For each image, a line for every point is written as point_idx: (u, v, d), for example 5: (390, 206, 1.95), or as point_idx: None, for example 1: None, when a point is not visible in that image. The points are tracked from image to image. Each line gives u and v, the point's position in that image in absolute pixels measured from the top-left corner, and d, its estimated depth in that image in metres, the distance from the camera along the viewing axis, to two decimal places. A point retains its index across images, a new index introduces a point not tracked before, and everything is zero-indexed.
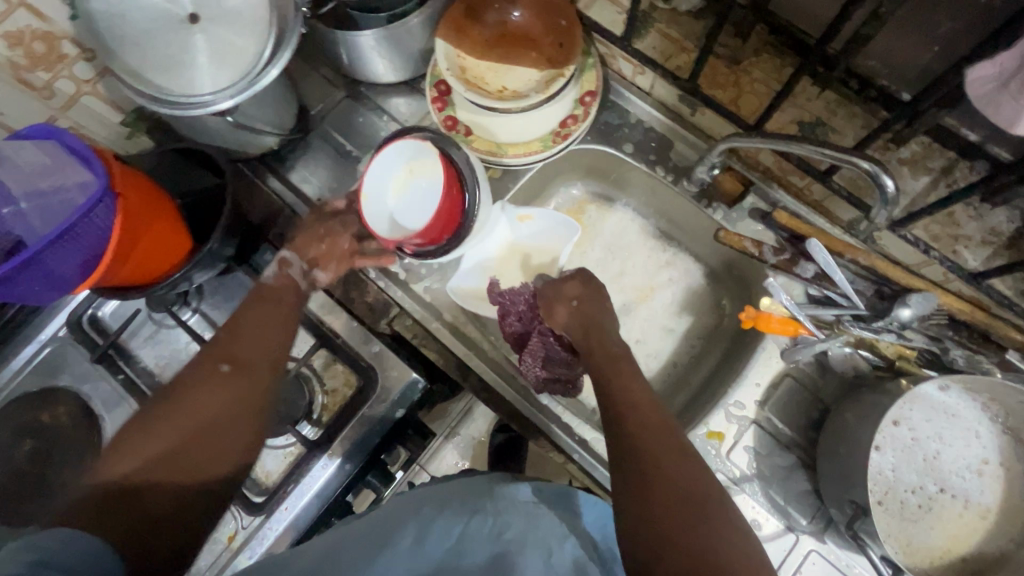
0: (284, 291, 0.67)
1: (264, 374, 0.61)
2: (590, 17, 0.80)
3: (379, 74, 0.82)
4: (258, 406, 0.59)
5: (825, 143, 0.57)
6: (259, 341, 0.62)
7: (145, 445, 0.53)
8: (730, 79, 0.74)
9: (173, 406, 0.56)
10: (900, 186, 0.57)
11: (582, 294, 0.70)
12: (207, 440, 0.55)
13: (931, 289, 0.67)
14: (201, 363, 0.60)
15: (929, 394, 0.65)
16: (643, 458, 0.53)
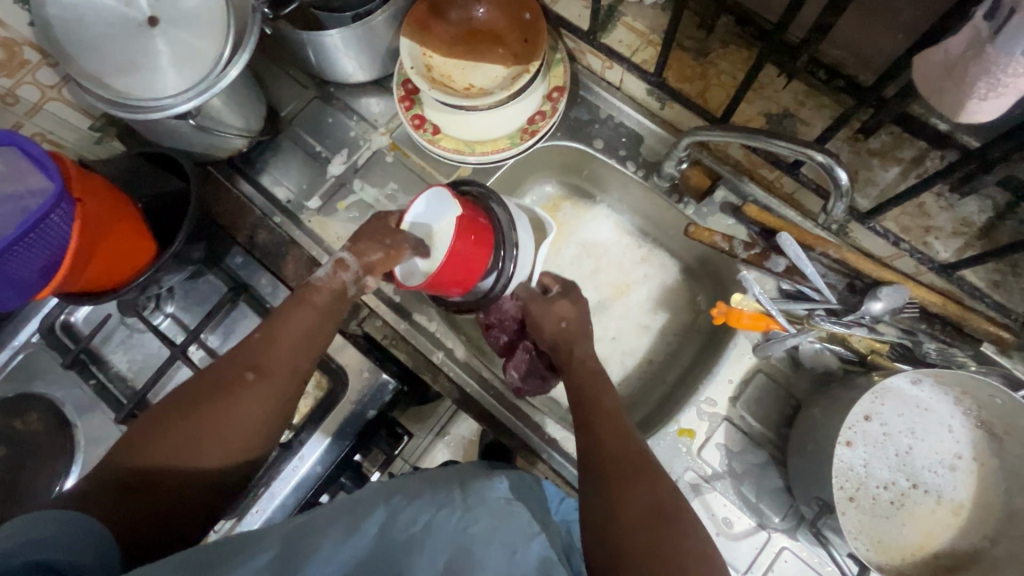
0: (331, 295, 0.63)
1: (290, 387, 0.59)
2: (557, 12, 0.79)
3: (347, 74, 0.82)
4: (276, 419, 0.59)
5: (785, 136, 0.57)
6: (292, 352, 0.59)
7: (159, 448, 0.53)
8: (697, 72, 0.74)
9: (194, 399, 0.55)
10: (851, 177, 0.57)
11: (572, 315, 0.67)
12: (217, 449, 0.54)
13: (902, 282, 0.66)
14: (222, 372, 0.57)
15: (901, 388, 0.64)
16: (610, 465, 0.54)
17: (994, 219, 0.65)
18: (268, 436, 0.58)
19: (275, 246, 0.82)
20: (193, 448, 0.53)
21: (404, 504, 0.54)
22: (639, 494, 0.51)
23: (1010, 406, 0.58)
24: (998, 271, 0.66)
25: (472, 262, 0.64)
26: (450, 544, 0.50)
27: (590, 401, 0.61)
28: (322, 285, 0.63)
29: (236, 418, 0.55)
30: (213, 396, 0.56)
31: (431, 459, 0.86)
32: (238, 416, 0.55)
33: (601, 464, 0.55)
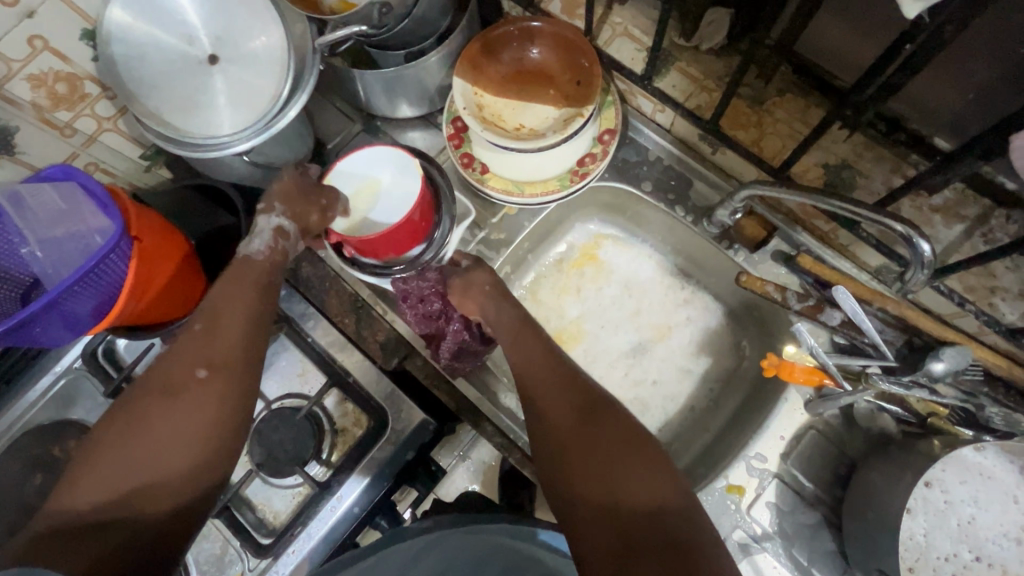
0: (268, 268, 0.66)
1: (238, 371, 0.59)
2: (609, 54, 0.78)
3: (395, 109, 0.82)
4: (239, 407, 0.58)
5: (852, 201, 0.56)
6: (233, 339, 0.60)
7: (105, 469, 0.52)
8: (752, 119, 0.73)
9: (147, 411, 0.55)
10: (934, 249, 0.55)
11: (493, 288, 0.70)
12: (180, 455, 0.54)
13: (965, 343, 0.64)
14: (162, 378, 0.57)
15: (963, 455, 0.61)
16: (536, 396, 0.61)
17: None
18: (230, 428, 0.57)
19: (318, 279, 0.82)
20: (139, 457, 0.53)
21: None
22: (559, 418, 0.59)
23: None
24: None
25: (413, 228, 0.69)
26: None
27: (513, 345, 0.66)
28: (259, 260, 0.66)
29: (181, 418, 0.55)
30: (155, 404, 0.55)
31: (452, 485, 0.77)
32: (185, 413, 0.55)
33: (533, 402, 0.61)
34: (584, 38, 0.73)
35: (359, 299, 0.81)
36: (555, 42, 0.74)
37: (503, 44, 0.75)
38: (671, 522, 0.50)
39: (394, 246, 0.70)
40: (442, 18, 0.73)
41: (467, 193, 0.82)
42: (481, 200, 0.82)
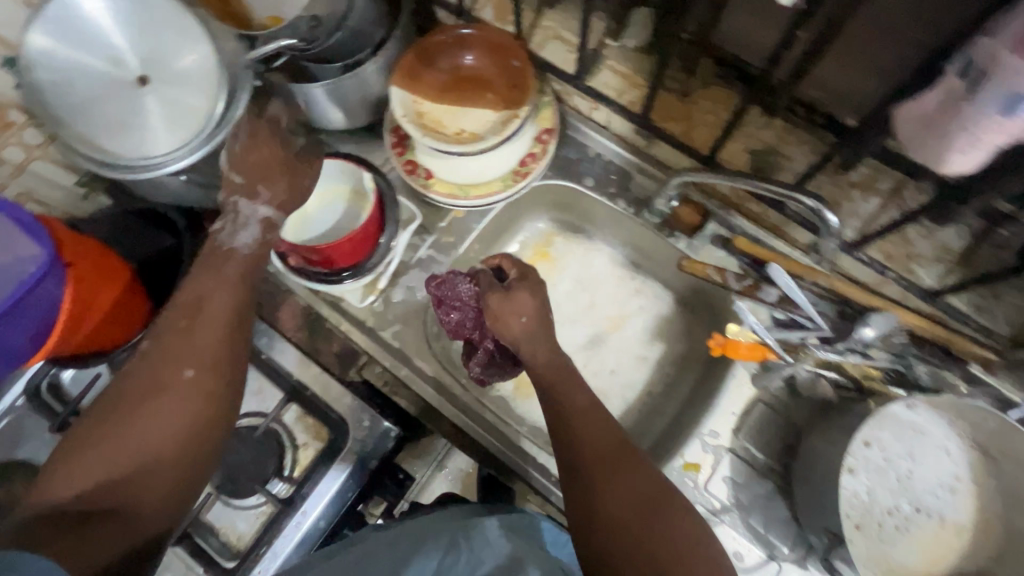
0: (248, 265, 0.66)
1: (228, 370, 0.60)
2: (542, 57, 0.81)
3: (334, 121, 0.82)
4: (228, 399, 0.59)
5: (765, 182, 0.62)
6: (217, 336, 0.59)
7: (92, 461, 0.51)
8: (681, 112, 0.76)
9: (133, 405, 0.54)
10: (840, 220, 0.62)
11: (533, 310, 0.62)
12: (168, 449, 0.54)
13: (890, 308, 0.68)
14: (147, 371, 0.56)
15: (897, 414, 0.65)
16: (570, 451, 0.56)
17: (972, 244, 0.67)
18: (220, 421, 0.57)
19: (269, 295, 0.81)
20: (129, 447, 0.52)
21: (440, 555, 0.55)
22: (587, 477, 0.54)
23: (1003, 428, 0.60)
24: (981, 295, 0.69)
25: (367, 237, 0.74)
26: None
27: (554, 389, 0.59)
28: (235, 257, 0.65)
29: (166, 413, 0.55)
30: (141, 403, 0.54)
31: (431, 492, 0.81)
32: (174, 406, 0.55)
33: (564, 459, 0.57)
34: (514, 41, 0.75)
35: (313, 313, 0.81)
36: (487, 48, 0.77)
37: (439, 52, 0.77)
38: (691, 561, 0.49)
39: (348, 255, 0.73)
40: (375, 29, 0.74)
41: (415, 199, 0.83)
42: (429, 206, 0.83)
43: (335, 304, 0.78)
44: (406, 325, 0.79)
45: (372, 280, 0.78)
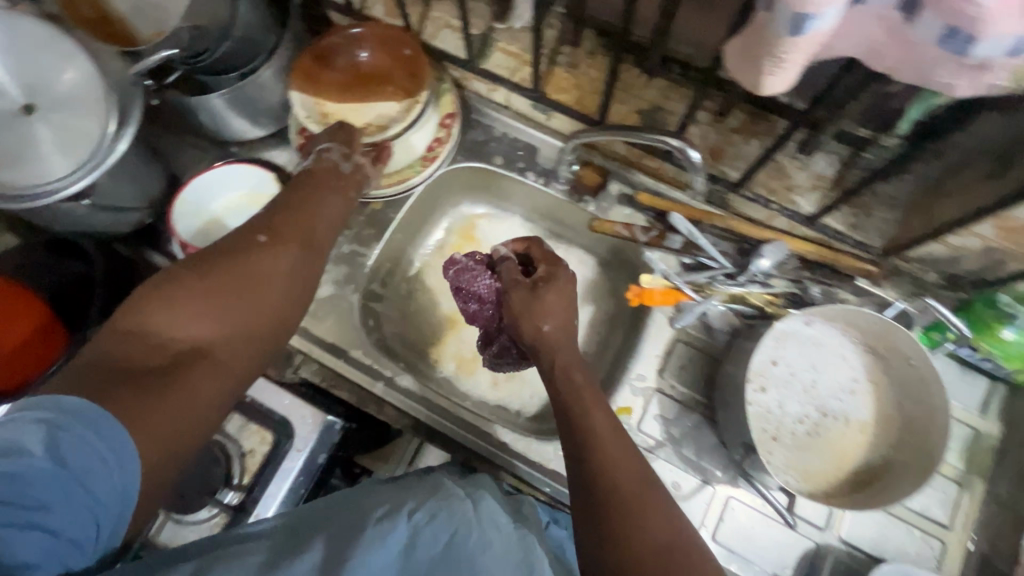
0: (323, 170, 0.72)
1: (312, 275, 0.67)
2: (435, 47, 0.84)
3: (242, 131, 0.84)
4: (308, 259, 0.67)
5: (643, 131, 0.66)
6: (320, 205, 0.70)
7: (175, 306, 0.56)
8: (571, 83, 0.80)
9: (202, 270, 0.60)
10: (702, 156, 0.65)
11: (556, 319, 0.64)
12: (235, 302, 0.59)
13: (780, 238, 0.74)
14: (226, 242, 0.63)
15: (796, 330, 0.72)
16: (590, 473, 0.52)
17: (842, 169, 0.72)
18: (300, 294, 0.66)
19: None
20: (210, 325, 0.57)
21: (426, 520, 0.54)
22: (602, 497, 0.50)
23: (880, 326, 0.67)
24: (853, 214, 0.73)
25: None
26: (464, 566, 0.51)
27: (580, 416, 0.56)
28: (317, 167, 0.72)
29: (274, 289, 0.62)
30: (244, 281, 0.61)
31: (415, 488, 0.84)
32: (255, 301, 0.61)
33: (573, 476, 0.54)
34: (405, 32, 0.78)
35: None
36: (379, 42, 0.79)
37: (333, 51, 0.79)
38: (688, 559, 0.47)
39: None
40: (267, 36, 0.76)
41: None
42: None
43: None
44: (338, 319, 0.80)
45: None
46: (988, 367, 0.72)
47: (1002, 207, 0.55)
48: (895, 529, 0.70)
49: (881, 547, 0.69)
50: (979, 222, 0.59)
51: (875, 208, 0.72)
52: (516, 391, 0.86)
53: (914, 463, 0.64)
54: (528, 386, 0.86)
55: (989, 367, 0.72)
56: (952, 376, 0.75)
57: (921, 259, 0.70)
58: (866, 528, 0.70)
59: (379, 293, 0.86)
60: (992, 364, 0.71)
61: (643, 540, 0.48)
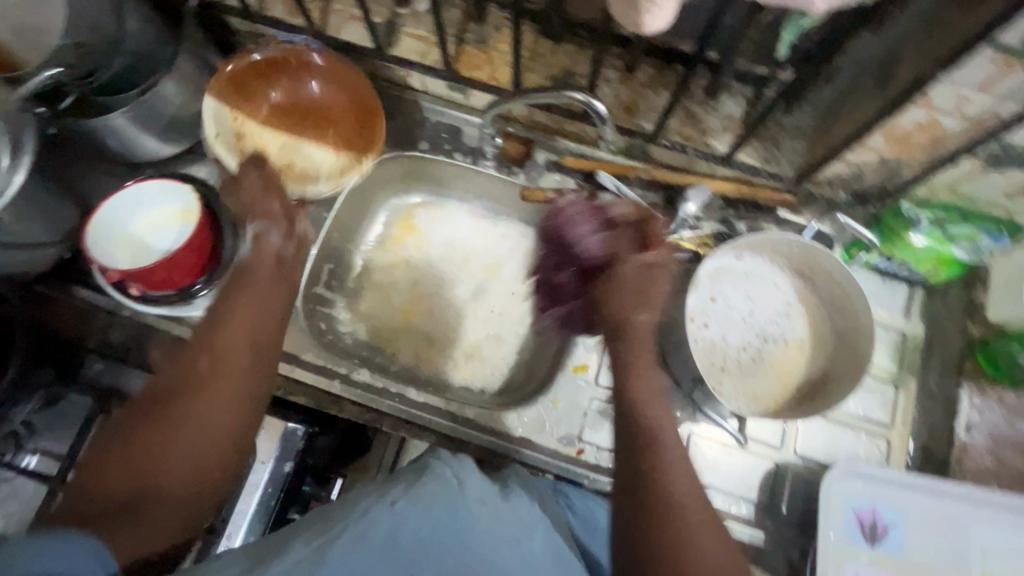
0: (262, 255, 0.67)
1: (260, 354, 0.62)
2: (342, 39, 0.83)
3: (154, 149, 0.81)
4: (259, 350, 0.62)
5: (544, 91, 0.65)
6: (257, 304, 0.64)
7: (121, 478, 0.51)
8: (483, 58, 0.81)
9: (147, 426, 0.55)
10: (604, 106, 0.65)
11: (650, 308, 0.66)
12: (179, 446, 0.54)
13: (702, 181, 0.77)
14: (170, 380, 0.59)
15: (730, 264, 0.75)
16: (653, 501, 0.53)
17: (747, 108, 0.77)
18: (254, 380, 0.61)
19: (133, 340, 0.77)
20: (161, 467, 0.53)
21: (410, 505, 0.53)
22: (665, 527, 0.51)
23: (804, 247, 0.70)
24: (763, 148, 0.77)
25: (195, 251, 0.67)
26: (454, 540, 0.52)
27: (650, 447, 0.56)
28: (254, 262, 0.67)
29: (225, 393, 0.58)
30: (188, 380, 0.58)
31: None
32: (206, 408, 0.56)
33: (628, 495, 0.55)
34: (368, 87, 0.79)
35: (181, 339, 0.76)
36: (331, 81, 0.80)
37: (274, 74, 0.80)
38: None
39: (171, 275, 0.67)
40: (159, 47, 0.74)
41: None
42: None
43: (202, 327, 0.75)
44: (284, 326, 0.78)
45: None
46: (904, 273, 0.78)
47: (886, 117, 0.59)
48: (844, 437, 0.74)
49: (834, 455, 0.74)
50: (870, 135, 0.63)
51: (782, 140, 0.76)
52: (477, 369, 0.86)
53: (849, 368, 0.69)
54: (488, 362, 0.86)
55: (906, 273, 0.78)
56: (875, 287, 0.80)
57: (830, 181, 0.74)
58: (818, 441, 0.74)
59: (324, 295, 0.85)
60: (908, 270, 0.77)
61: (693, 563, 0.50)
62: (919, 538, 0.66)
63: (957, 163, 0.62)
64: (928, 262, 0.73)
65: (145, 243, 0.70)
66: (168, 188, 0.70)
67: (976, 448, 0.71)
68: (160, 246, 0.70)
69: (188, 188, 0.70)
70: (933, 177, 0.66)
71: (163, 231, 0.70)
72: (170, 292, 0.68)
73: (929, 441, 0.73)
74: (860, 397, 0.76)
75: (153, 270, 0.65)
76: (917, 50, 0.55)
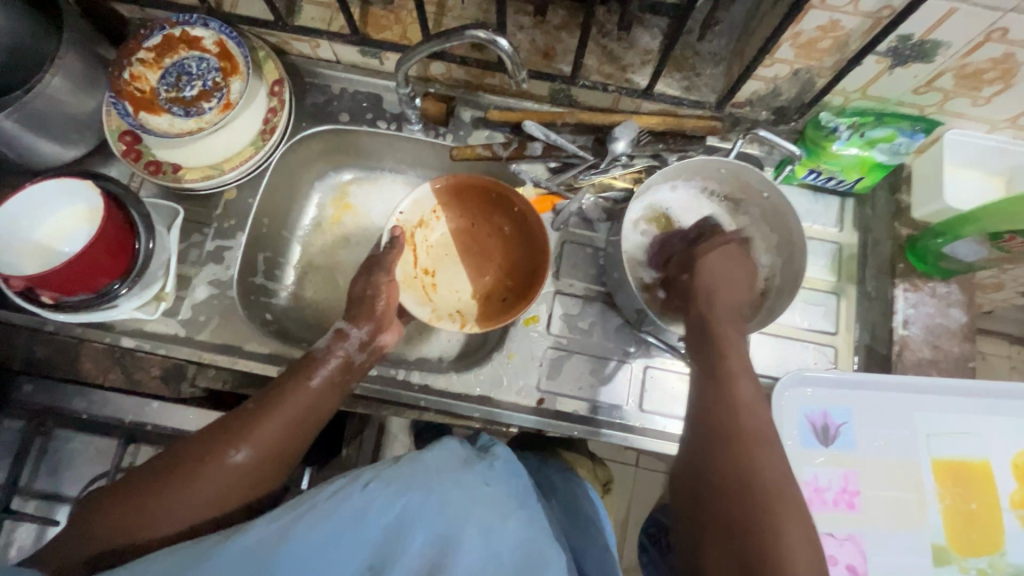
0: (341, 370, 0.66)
1: (300, 435, 0.62)
2: (239, 15, 0.78)
3: (55, 153, 0.76)
4: (294, 432, 0.61)
5: (446, 35, 0.63)
6: (308, 403, 0.62)
7: (146, 510, 0.54)
8: (391, 19, 0.77)
9: (176, 462, 0.57)
10: (508, 42, 0.63)
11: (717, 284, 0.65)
12: (203, 494, 0.56)
13: (628, 118, 0.77)
14: (212, 430, 0.59)
15: (664, 195, 0.75)
16: (732, 472, 0.53)
17: (663, 39, 0.76)
18: (287, 447, 0.61)
19: (60, 357, 0.74)
20: (172, 509, 0.55)
21: (381, 489, 0.53)
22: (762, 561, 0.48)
23: (731, 169, 0.71)
24: (684, 77, 0.76)
25: (105, 249, 0.62)
26: (430, 523, 0.53)
27: (740, 417, 0.55)
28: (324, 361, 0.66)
29: (254, 457, 0.58)
30: (223, 430, 0.59)
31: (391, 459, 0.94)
32: (231, 465, 0.57)
33: (723, 527, 0.52)
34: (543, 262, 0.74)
35: (116, 348, 0.73)
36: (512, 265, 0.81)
37: (170, 62, 0.76)
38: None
39: (81, 277, 0.62)
40: (42, 41, 0.69)
41: (177, 200, 0.79)
42: (195, 200, 0.79)
43: (135, 331, 0.73)
44: (222, 320, 0.75)
45: (160, 288, 0.72)
46: (832, 185, 0.79)
47: (789, 25, 0.60)
48: (791, 349, 0.76)
49: (784, 366, 0.75)
50: (778, 47, 0.64)
51: (701, 67, 0.76)
52: (432, 338, 0.85)
53: (787, 284, 0.70)
54: (442, 330, 0.85)
55: (833, 185, 0.79)
56: (807, 202, 0.81)
57: (749, 101, 0.75)
58: (769, 356, 0.75)
59: (261, 284, 0.82)
60: (835, 181, 0.78)
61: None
62: (869, 432, 0.69)
63: (863, 64, 0.63)
64: (853, 170, 0.74)
65: (51, 246, 0.66)
66: (69, 187, 0.65)
67: (914, 341, 0.74)
68: (66, 249, 0.66)
69: (88, 183, 0.65)
70: (844, 82, 0.67)
71: (71, 234, 0.66)
72: (84, 296, 0.64)
73: (871, 342, 0.76)
74: (803, 311, 0.77)
75: (59, 275, 0.60)
76: None
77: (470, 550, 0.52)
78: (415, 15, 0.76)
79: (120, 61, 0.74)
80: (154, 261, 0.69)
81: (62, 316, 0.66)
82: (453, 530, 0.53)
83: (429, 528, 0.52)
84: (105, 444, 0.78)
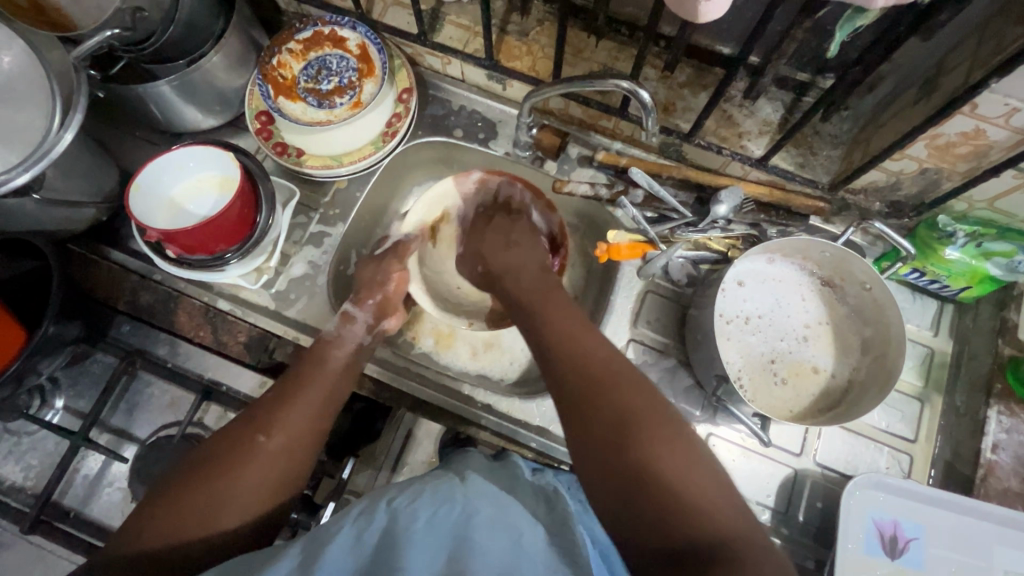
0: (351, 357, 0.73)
1: (325, 415, 0.67)
2: (385, 23, 0.83)
3: (196, 122, 0.83)
4: (320, 413, 0.67)
5: (586, 78, 0.64)
6: (329, 383, 0.69)
7: (195, 507, 0.57)
8: (523, 50, 0.80)
9: (222, 457, 0.61)
10: (650, 95, 0.64)
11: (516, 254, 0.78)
12: (245, 483, 0.60)
13: (735, 184, 0.77)
14: (246, 423, 0.64)
15: (761, 267, 0.76)
16: (599, 391, 0.58)
17: (785, 114, 0.76)
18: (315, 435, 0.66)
19: (160, 304, 0.78)
20: (224, 501, 0.58)
21: (406, 504, 0.57)
22: (623, 442, 0.54)
23: (835, 255, 0.70)
24: (800, 154, 0.76)
25: (235, 218, 0.68)
26: (451, 532, 0.55)
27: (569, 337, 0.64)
28: (338, 345, 0.73)
29: (282, 447, 0.63)
30: (256, 425, 0.63)
31: (415, 461, 0.83)
32: (269, 454, 0.62)
33: (581, 420, 0.57)
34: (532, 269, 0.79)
35: (211, 308, 0.78)
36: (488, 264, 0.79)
37: (315, 56, 0.80)
38: (727, 546, 0.47)
39: (206, 240, 0.68)
40: (212, 20, 0.74)
41: (293, 182, 0.84)
42: (309, 185, 0.84)
43: (233, 297, 0.78)
44: (309, 300, 0.79)
45: (263, 262, 0.76)
46: (935, 289, 0.76)
47: (931, 126, 0.59)
48: (864, 448, 0.74)
49: (854, 464, 0.73)
50: (912, 145, 0.63)
51: (819, 147, 0.76)
52: (496, 356, 0.84)
53: (876, 379, 0.69)
54: (507, 353, 0.85)
55: (936, 289, 0.76)
56: (904, 300, 0.79)
57: (866, 189, 0.74)
58: (839, 451, 0.73)
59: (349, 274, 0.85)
60: (938, 285, 0.75)
61: (664, 470, 0.51)
62: (938, 554, 0.66)
63: (1000, 176, 0.62)
64: (962, 278, 0.72)
65: (183, 205, 0.72)
66: (206, 156, 0.70)
67: (1001, 468, 0.70)
68: (192, 211, 0.72)
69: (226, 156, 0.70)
70: (973, 190, 0.66)
71: (202, 197, 0.72)
72: (202, 257, 0.70)
73: (953, 460, 0.73)
74: (884, 411, 0.75)
75: (193, 234, 0.66)
76: (967, 58, 0.56)
77: (493, 558, 0.52)
78: (547, 52, 0.79)
79: (273, 48, 0.80)
80: (268, 236, 0.74)
81: (180, 272, 0.72)
82: (475, 538, 0.54)
83: (453, 535, 0.55)
84: (178, 395, 0.82)
